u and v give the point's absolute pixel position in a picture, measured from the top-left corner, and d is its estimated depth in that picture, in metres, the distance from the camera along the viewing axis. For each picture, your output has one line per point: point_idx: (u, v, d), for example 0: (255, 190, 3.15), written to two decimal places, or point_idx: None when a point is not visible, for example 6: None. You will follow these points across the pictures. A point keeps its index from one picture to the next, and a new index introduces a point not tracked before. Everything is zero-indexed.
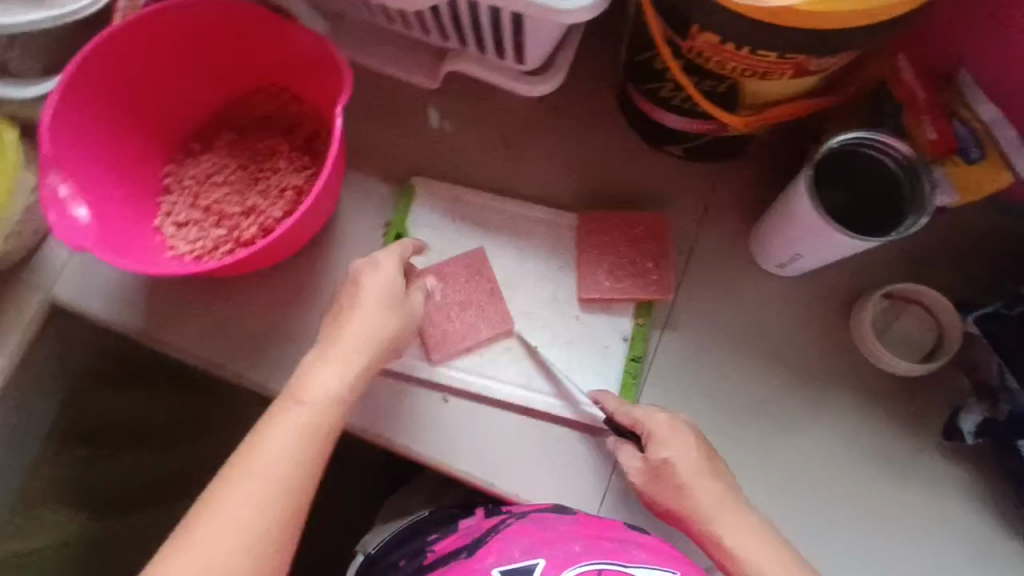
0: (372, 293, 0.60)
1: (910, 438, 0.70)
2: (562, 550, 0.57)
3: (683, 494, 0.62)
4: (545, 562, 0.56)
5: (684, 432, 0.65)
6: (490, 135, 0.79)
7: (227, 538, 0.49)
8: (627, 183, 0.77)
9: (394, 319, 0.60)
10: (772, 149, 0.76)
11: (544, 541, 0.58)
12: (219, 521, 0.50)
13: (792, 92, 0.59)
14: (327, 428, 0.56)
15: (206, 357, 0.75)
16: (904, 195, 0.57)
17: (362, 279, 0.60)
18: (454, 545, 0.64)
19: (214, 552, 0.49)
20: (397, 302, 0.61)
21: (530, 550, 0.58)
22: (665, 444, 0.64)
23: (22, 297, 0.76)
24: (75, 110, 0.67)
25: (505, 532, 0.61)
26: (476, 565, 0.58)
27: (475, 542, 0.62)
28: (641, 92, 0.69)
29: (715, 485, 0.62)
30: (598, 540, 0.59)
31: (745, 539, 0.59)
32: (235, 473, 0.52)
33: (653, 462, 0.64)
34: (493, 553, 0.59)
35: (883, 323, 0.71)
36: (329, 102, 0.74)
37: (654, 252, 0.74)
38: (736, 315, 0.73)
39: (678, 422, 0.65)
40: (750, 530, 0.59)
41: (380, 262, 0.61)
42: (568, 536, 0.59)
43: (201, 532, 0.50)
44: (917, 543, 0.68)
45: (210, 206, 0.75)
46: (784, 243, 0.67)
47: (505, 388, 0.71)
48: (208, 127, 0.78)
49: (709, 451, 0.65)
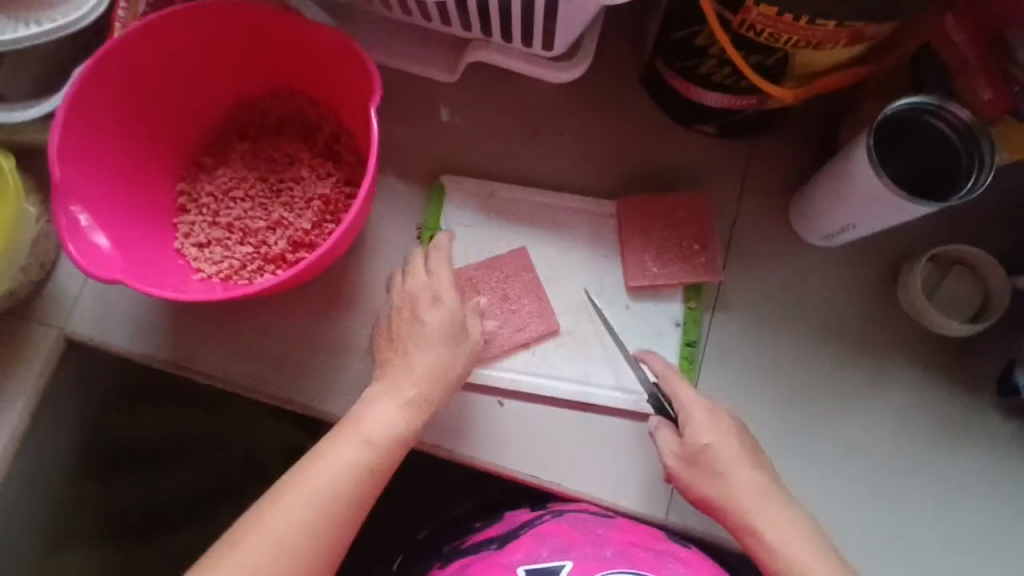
0: (425, 320, 0.64)
1: (967, 399, 0.71)
2: (592, 552, 0.62)
3: (722, 483, 0.62)
4: (571, 565, 0.62)
5: (725, 420, 0.64)
6: (517, 127, 0.77)
7: (286, 535, 0.55)
8: (661, 165, 0.75)
9: (452, 358, 0.64)
10: (804, 121, 0.75)
11: (574, 541, 0.64)
12: (280, 519, 0.56)
13: (842, 61, 0.58)
14: (379, 458, 0.60)
15: (241, 382, 0.71)
16: (960, 163, 0.58)
17: (416, 307, 0.65)
18: (488, 534, 0.70)
19: (273, 545, 0.55)
20: (450, 326, 0.64)
21: (558, 550, 0.63)
22: (706, 430, 0.63)
23: (34, 336, 0.71)
24: (81, 132, 0.64)
25: (540, 529, 0.66)
26: (505, 559, 0.64)
27: (509, 534, 0.68)
28: (675, 72, 0.68)
29: (754, 474, 0.62)
30: (631, 547, 0.63)
31: (785, 537, 0.59)
32: (296, 481, 0.58)
33: (691, 448, 0.62)
34: (522, 550, 0.65)
35: (929, 286, 0.72)
36: (352, 102, 0.70)
37: (699, 234, 0.72)
38: (784, 291, 0.73)
39: (718, 409, 0.64)
40: (789, 528, 0.60)
41: (432, 289, 0.65)
42: (600, 540, 0.64)
43: (266, 525, 0.56)
44: (980, 501, 0.69)
45: (233, 223, 0.71)
46: (837, 217, 0.67)
47: (561, 386, 0.69)
48: (219, 138, 0.74)
49: (750, 438, 0.64)
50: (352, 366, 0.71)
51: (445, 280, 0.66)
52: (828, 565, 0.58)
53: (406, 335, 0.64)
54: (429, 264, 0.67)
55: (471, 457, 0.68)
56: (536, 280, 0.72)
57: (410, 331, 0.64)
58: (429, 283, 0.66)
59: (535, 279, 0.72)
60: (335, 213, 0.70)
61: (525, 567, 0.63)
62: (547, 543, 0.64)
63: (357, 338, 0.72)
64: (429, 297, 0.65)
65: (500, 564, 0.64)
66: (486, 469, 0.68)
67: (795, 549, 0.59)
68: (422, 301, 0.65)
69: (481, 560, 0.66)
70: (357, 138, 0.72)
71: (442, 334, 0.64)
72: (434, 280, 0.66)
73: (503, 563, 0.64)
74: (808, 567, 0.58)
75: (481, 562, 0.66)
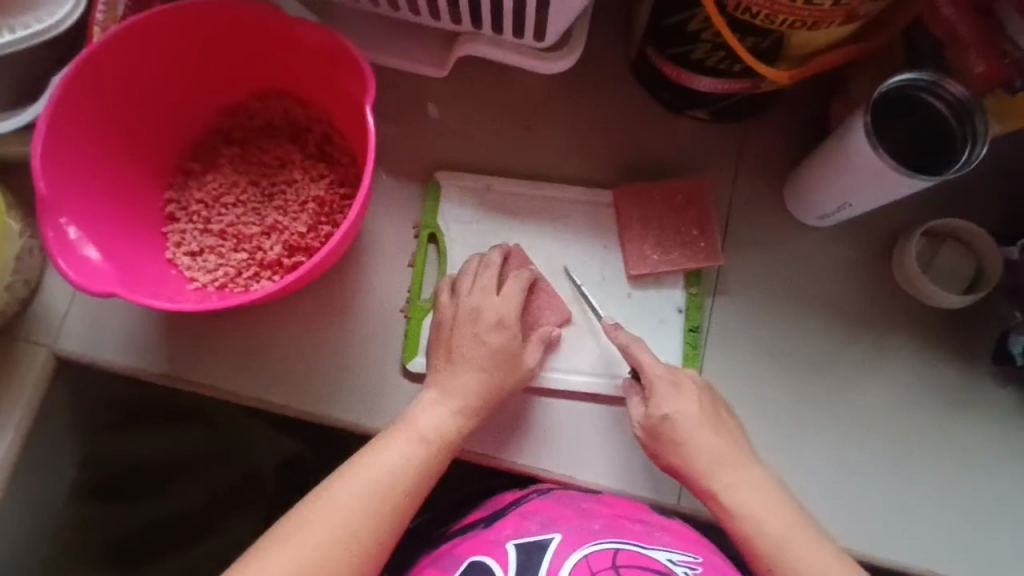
0: (488, 344, 0.65)
1: (966, 369, 0.72)
2: (580, 526, 0.57)
3: (682, 449, 0.62)
4: (561, 538, 0.56)
5: (686, 387, 0.64)
6: (510, 120, 0.76)
7: (329, 528, 0.55)
8: (656, 152, 0.75)
9: (502, 368, 0.65)
10: (794, 103, 0.76)
11: (562, 517, 0.59)
12: (325, 511, 0.55)
13: (834, 40, 0.59)
14: (430, 462, 0.60)
15: (241, 392, 0.70)
16: (955, 137, 0.60)
17: (479, 328, 0.65)
18: (472, 517, 0.64)
19: (317, 540, 0.54)
20: (509, 358, 0.65)
21: (547, 525, 0.58)
22: (666, 399, 0.64)
23: (23, 356, 0.69)
24: (64, 141, 0.61)
25: (526, 507, 0.61)
26: (493, 537, 0.58)
27: (494, 514, 0.62)
28: (667, 59, 0.68)
29: (713, 437, 0.62)
30: (618, 520, 0.59)
31: (745, 496, 0.60)
32: (342, 474, 0.58)
33: (651, 418, 0.64)
34: (510, 526, 0.59)
35: (924, 261, 0.73)
36: (342, 101, 0.69)
37: (697, 218, 0.72)
38: (784, 272, 0.73)
39: (678, 378, 0.65)
40: (754, 485, 0.60)
41: (494, 312, 0.66)
42: (587, 514, 0.59)
43: (308, 517, 0.55)
44: (986, 468, 0.70)
45: (225, 230, 0.69)
46: (833, 196, 0.67)
47: (568, 378, 0.69)
48: (205, 143, 0.72)
49: (714, 402, 0.65)
50: (356, 370, 0.70)
51: (511, 303, 0.67)
52: (784, 522, 0.58)
53: (467, 355, 0.64)
54: (487, 282, 0.67)
55: (484, 454, 0.68)
56: (535, 275, 0.70)
57: (473, 353, 0.64)
58: (493, 303, 0.66)
59: (532, 272, 0.69)
60: (330, 215, 0.69)
61: (514, 543, 0.57)
62: (535, 518, 0.59)
63: (359, 341, 0.71)
64: (491, 322, 0.65)
65: (489, 541, 0.58)
66: (495, 464, 0.68)
67: (751, 508, 0.59)
68: (483, 322, 0.65)
69: (467, 539, 0.59)
70: (349, 138, 0.71)
71: (503, 363, 0.65)
72: (494, 300, 0.66)
73: (492, 540, 0.58)
74: (763, 525, 0.58)
75: (468, 542, 0.59)
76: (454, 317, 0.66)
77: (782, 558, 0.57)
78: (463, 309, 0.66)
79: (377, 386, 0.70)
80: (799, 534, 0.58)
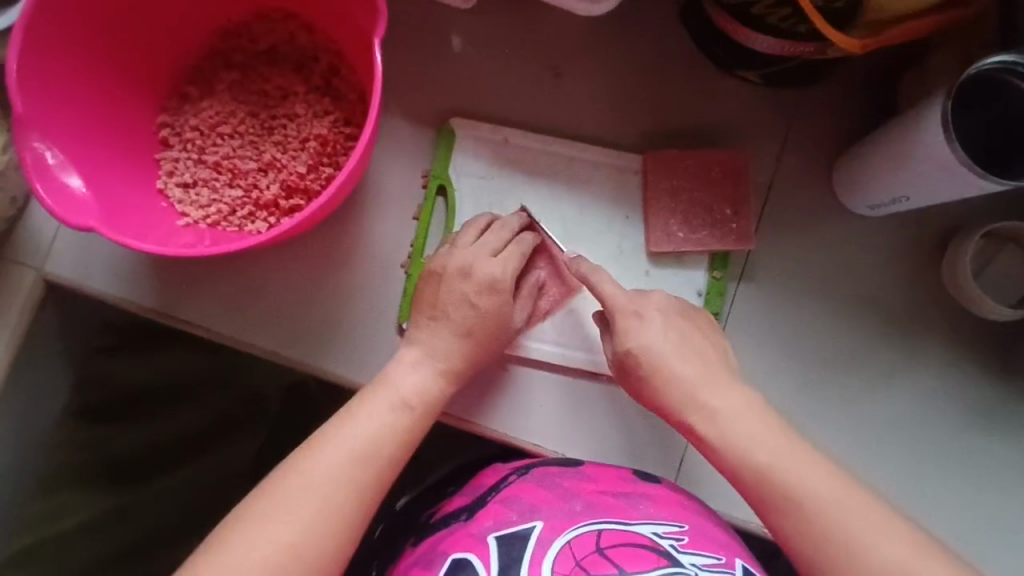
0: (476, 306, 0.60)
1: (1007, 389, 0.66)
2: (562, 509, 0.54)
3: (655, 385, 0.57)
4: (543, 525, 0.52)
5: (651, 318, 0.58)
6: (537, 65, 0.68)
7: (309, 496, 0.52)
8: (695, 116, 0.68)
9: (493, 333, 0.61)
10: (861, 72, 0.67)
11: (543, 500, 0.55)
12: (305, 478, 0.53)
13: (922, 6, 0.50)
14: (412, 428, 0.58)
15: (230, 335, 0.67)
16: None
17: (468, 289, 0.60)
18: (454, 507, 0.60)
19: (297, 509, 0.52)
20: (500, 322, 0.61)
21: (528, 512, 0.54)
22: (632, 332, 0.58)
23: (12, 278, 0.67)
24: (44, 50, 0.56)
25: (504, 493, 0.57)
26: (474, 530, 0.54)
27: (475, 502, 0.58)
28: (724, 10, 0.59)
29: (687, 366, 0.57)
30: (600, 496, 0.56)
31: (737, 422, 0.54)
32: (321, 440, 0.55)
33: (618, 354, 0.58)
34: (490, 517, 0.55)
35: (977, 265, 0.66)
36: (354, 29, 0.62)
37: (731, 196, 0.66)
38: (820, 263, 0.67)
39: (643, 309, 0.59)
40: (744, 411, 0.55)
41: (486, 272, 0.61)
42: (568, 495, 0.56)
43: (288, 483, 0.53)
44: (1010, 493, 0.65)
45: (220, 162, 0.64)
46: (889, 187, 0.60)
47: (572, 355, 0.66)
48: (203, 65, 0.66)
49: (685, 330, 0.59)
50: (350, 324, 0.67)
51: (507, 266, 0.61)
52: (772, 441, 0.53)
53: (453, 316, 0.60)
54: (487, 242, 0.62)
55: (478, 425, 0.65)
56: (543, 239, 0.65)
57: (460, 314, 0.60)
58: (486, 262, 0.61)
59: (535, 236, 0.64)
60: (332, 156, 0.63)
61: (495, 535, 0.52)
62: (516, 506, 0.55)
63: (355, 294, 0.67)
64: (482, 283, 0.60)
65: (469, 537, 0.54)
66: (485, 435, 0.66)
67: (742, 436, 0.54)
68: (472, 282, 0.60)
69: (449, 535, 0.55)
70: (357, 72, 0.64)
71: (492, 328, 0.61)
72: (487, 261, 0.61)
73: (472, 534, 0.54)
74: (757, 452, 0.53)
75: (451, 536, 0.55)
76: (443, 270, 0.61)
77: (776, 482, 0.52)
78: (452, 265, 0.61)
79: (371, 343, 0.67)
80: (790, 450, 0.53)
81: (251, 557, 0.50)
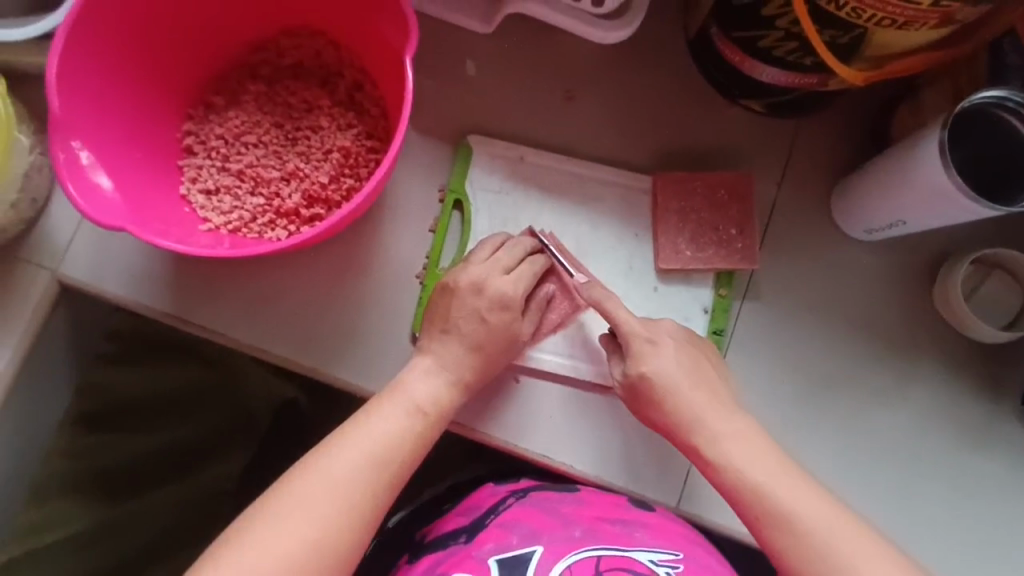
0: (485, 322, 0.61)
1: (997, 407, 0.68)
2: (562, 535, 0.58)
3: (662, 406, 0.60)
4: (543, 550, 0.56)
5: (664, 345, 0.61)
6: (552, 87, 0.71)
7: (321, 493, 0.53)
8: (701, 140, 0.71)
9: (505, 344, 0.62)
10: (856, 106, 0.71)
11: (544, 526, 0.59)
12: (316, 476, 0.54)
13: (917, 45, 0.54)
14: (424, 435, 0.58)
15: (243, 340, 0.67)
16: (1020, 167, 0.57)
17: (481, 304, 0.61)
18: (452, 526, 0.63)
19: (312, 506, 0.53)
20: (508, 338, 0.62)
21: (529, 537, 0.58)
22: (644, 356, 0.61)
23: (26, 280, 0.67)
24: (81, 55, 0.58)
25: (505, 516, 0.60)
26: (475, 551, 0.58)
27: (475, 523, 0.61)
28: (731, 40, 0.62)
29: (695, 395, 0.59)
30: (598, 523, 0.59)
31: (743, 455, 0.57)
32: (333, 445, 0.56)
33: (630, 377, 0.61)
34: (492, 540, 0.58)
35: (968, 289, 0.69)
36: (380, 46, 0.65)
37: (737, 217, 0.69)
38: (819, 283, 0.70)
39: (656, 336, 0.62)
40: (742, 435, 0.58)
41: (499, 289, 0.62)
42: (568, 520, 0.59)
43: (300, 484, 0.54)
44: (997, 509, 0.67)
45: (243, 170, 0.65)
46: (883, 211, 0.63)
47: (582, 367, 0.67)
48: (230, 77, 0.68)
49: (696, 359, 0.62)
50: (361, 331, 0.68)
51: (520, 284, 0.62)
52: (783, 478, 0.56)
53: (464, 330, 0.61)
54: (498, 259, 0.63)
55: (485, 434, 0.66)
56: (550, 261, 0.66)
57: (470, 329, 0.61)
58: (499, 279, 0.62)
59: (547, 259, 0.65)
60: (354, 168, 0.65)
61: (496, 559, 0.56)
62: (517, 530, 0.59)
63: (367, 302, 0.68)
64: (493, 299, 0.61)
65: (470, 558, 0.57)
66: (494, 445, 0.67)
67: (741, 459, 0.57)
68: (485, 298, 0.61)
69: (450, 556, 0.59)
70: (381, 89, 0.67)
71: (499, 344, 0.62)
72: (500, 277, 0.62)
73: (472, 556, 0.57)
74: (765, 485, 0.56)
75: (451, 558, 0.58)
76: (454, 285, 0.62)
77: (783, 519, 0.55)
78: (465, 280, 0.62)
79: (382, 350, 0.67)
80: (806, 497, 0.55)
81: (262, 555, 0.51)
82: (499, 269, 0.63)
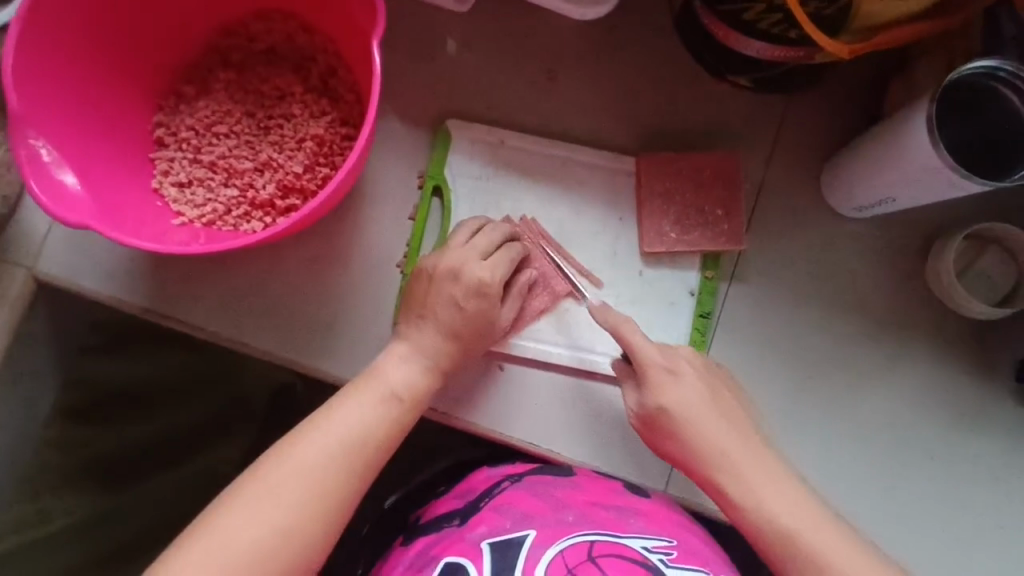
0: (462, 310, 0.60)
1: (988, 384, 0.67)
2: (555, 518, 0.57)
3: (680, 439, 0.58)
4: (536, 533, 0.55)
5: (683, 374, 0.60)
6: (533, 67, 0.69)
7: (300, 484, 0.53)
8: (687, 118, 0.69)
9: (483, 332, 0.61)
10: (846, 79, 0.69)
11: (537, 510, 0.58)
12: (297, 467, 0.53)
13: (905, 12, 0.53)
14: (402, 425, 0.58)
15: (224, 334, 0.67)
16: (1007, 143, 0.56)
17: (457, 291, 0.60)
18: (446, 509, 0.62)
19: (290, 495, 0.52)
20: (485, 325, 0.61)
21: (521, 520, 0.57)
22: (663, 388, 0.59)
23: (2, 277, 0.66)
24: (39, 48, 0.56)
25: (499, 500, 0.60)
26: (467, 535, 0.57)
27: (468, 508, 0.61)
28: (714, 16, 0.60)
29: (718, 432, 0.58)
30: (592, 508, 0.59)
31: (817, 537, 0.54)
32: (310, 432, 0.55)
33: (646, 408, 0.59)
34: (484, 523, 0.58)
35: (960, 266, 0.67)
36: (351, 30, 0.63)
37: (724, 198, 0.67)
38: (808, 264, 0.68)
39: (675, 364, 0.60)
40: (796, 500, 0.56)
41: (474, 275, 0.60)
42: (562, 505, 0.58)
43: (279, 475, 0.53)
44: (987, 487, 0.66)
45: (216, 161, 0.64)
46: (878, 188, 0.61)
47: (569, 355, 0.66)
48: (199, 65, 0.66)
49: (714, 388, 0.60)
50: (344, 322, 0.67)
51: (496, 271, 0.61)
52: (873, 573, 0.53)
53: (440, 317, 0.60)
54: (476, 244, 0.62)
55: (469, 422, 0.66)
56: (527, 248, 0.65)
57: (446, 316, 0.60)
58: (475, 265, 0.61)
59: (524, 247, 0.64)
60: (329, 156, 0.64)
61: (487, 542, 0.55)
62: (510, 514, 0.58)
63: (349, 292, 0.67)
64: (469, 286, 0.60)
65: (463, 541, 0.57)
66: (477, 433, 0.66)
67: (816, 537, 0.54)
68: (460, 284, 0.60)
69: (442, 539, 0.58)
70: (354, 73, 0.65)
71: (475, 331, 0.61)
72: (477, 263, 0.61)
73: (465, 539, 0.57)
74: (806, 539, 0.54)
75: (444, 541, 0.58)
76: (432, 270, 0.61)
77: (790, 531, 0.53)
78: (442, 266, 0.61)
79: (365, 342, 0.67)
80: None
81: (244, 542, 0.50)
82: (476, 254, 0.61)
